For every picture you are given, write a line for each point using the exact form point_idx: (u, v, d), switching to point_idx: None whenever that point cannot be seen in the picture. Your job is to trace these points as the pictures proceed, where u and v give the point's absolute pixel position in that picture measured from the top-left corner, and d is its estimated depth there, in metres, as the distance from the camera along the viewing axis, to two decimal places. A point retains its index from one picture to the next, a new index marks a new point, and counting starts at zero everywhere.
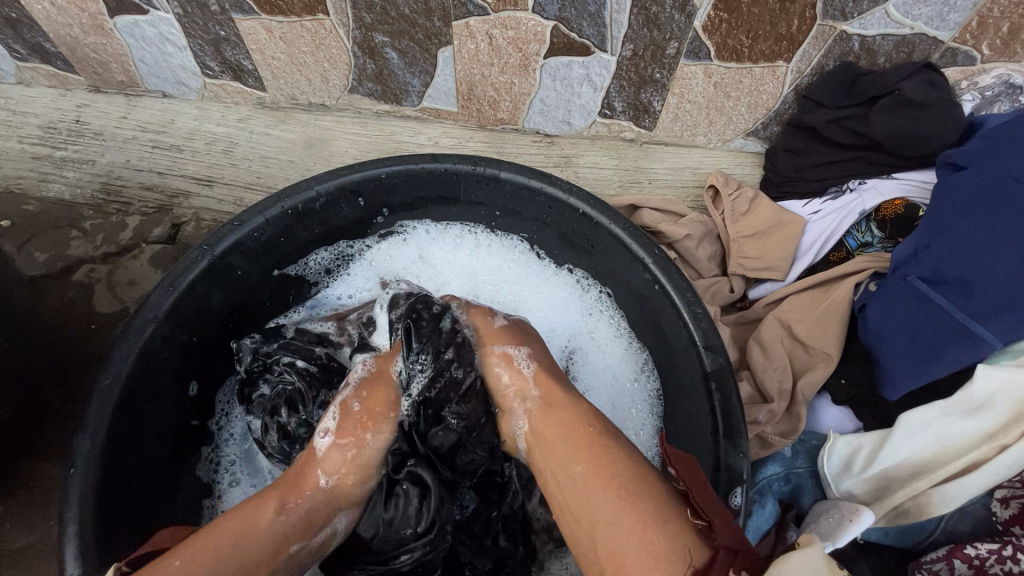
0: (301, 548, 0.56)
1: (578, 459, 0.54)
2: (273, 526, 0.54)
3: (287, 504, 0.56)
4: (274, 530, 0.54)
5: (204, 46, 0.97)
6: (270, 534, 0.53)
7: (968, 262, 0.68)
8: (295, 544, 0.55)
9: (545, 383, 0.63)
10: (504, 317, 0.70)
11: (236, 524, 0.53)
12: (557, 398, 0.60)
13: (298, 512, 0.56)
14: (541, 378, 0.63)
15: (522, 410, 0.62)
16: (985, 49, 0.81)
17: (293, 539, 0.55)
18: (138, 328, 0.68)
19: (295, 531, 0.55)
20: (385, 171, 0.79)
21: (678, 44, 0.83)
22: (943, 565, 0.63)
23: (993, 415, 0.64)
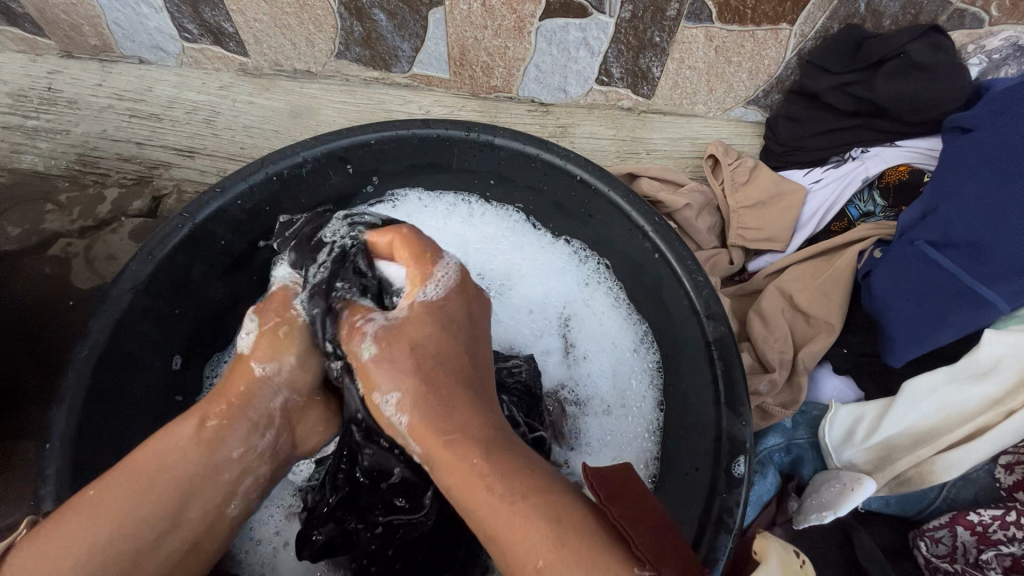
0: (244, 454, 0.49)
1: (492, 510, 0.39)
2: (197, 439, 0.47)
3: (213, 411, 0.48)
4: (202, 444, 0.47)
5: (182, 7, 0.92)
6: (196, 449, 0.47)
7: (978, 225, 0.66)
8: (234, 451, 0.48)
9: (432, 409, 0.46)
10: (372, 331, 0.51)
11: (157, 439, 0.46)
12: (446, 451, 0.43)
13: (229, 414, 0.49)
14: (420, 432, 0.45)
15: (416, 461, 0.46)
16: (994, 10, 0.79)
17: (230, 447, 0.48)
18: (114, 299, 0.65)
19: (233, 433, 0.48)
20: (375, 137, 0.75)
21: (679, 5, 0.80)
22: (947, 533, 0.62)
23: (1000, 380, 0.63)
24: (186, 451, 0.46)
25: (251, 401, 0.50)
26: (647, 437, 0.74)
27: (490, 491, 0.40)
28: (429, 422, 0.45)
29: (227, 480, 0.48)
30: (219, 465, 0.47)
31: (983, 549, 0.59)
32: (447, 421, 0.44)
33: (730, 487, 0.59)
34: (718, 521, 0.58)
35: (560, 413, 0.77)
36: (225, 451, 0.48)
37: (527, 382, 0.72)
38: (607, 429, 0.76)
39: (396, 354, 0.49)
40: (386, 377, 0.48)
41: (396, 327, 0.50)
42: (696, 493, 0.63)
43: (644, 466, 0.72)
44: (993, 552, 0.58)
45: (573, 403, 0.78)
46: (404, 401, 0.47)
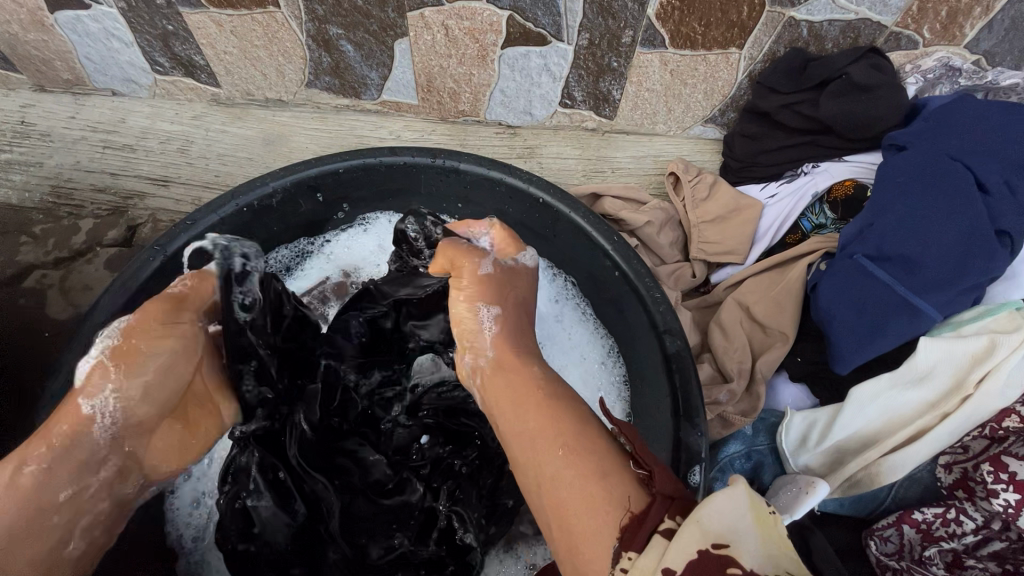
0: (76, 493, 0.50)
1: (541, 415, 0.51)
2: (12, 485, 0.47)
3: (33, 454, 0.48)
4: (25, 487, 0.47)
5: (153, 42, 0.94)
6: (18, 492, 0.47)
7: (911, 240, 0.70)
8: (64, 492, 0.49)
9: (518, 341, 0.61)
10: (489, 264, 0.65)
11: None
12: (521, 363, 0.58)
13: (54, 456, 0.49)
14: (500, 342, 0.60)
15: (487, 362, 0.60)
16: (927, 33, 0.84)
17: (59, 487, 0.49)
18: (86, 332, 0.66)
19: (60, 478, 0.49)
20: (342, 166, 0.78)
21: (633, 33, 0.84)
22: (894, 531, 0.65)
23: (934, 386, 0.68)
24: (14, 499, 0.47)
25: (82, 450, 0.50)
26: None
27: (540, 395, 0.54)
28: (507, 349, 0.60)
29: (61, 521, 0.49)
30: (48, 509, 0.48)
31: (927, 546, 0.64)
32: (513, 347, 0.60)
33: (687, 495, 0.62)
34: None
35: None
36: (52, 494, 0.49)
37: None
38: None
39: (501, 288, 0.64)
40: (492, 297, 0.63)
41: (512, 274, 0.66)
42: None
43: None
44: (935, 548, 0.63)
45: None
46: (490, 296, 0.63)
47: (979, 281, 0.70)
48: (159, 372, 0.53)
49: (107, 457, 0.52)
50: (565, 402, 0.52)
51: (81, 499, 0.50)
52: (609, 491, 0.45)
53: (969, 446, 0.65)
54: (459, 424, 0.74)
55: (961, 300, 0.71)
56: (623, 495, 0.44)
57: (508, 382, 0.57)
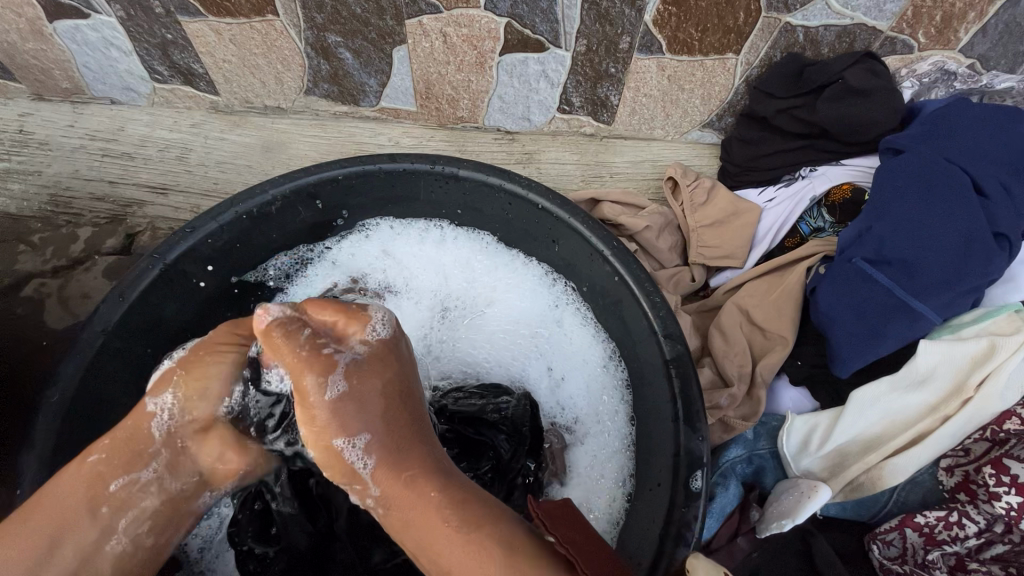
0: (126, 486, 0.54)
1: (453, 552, 0.50)
2: (79, 473, 0.53)
3: (97, 446, 0.55)
4: (82, 477, 0.53)
5: (152, 51, 0.95)
6: (82, 477, 0.53)
7: (910, 243, 0.71)
8: (114, 483, 0.54)
9: (399, 457, 0.56)
10: (337, 379, 0.55)
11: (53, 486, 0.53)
12: (410, 493, 0.54)
13: (113, 448, 0.55)
14: (383, 476, 0.55)
15: (375, 499, 0.56)
16: (922, 37, 0.84)
17: (110, 479, 0.54)
18: (85, 342, 0.66)
19: (113, 470, 0.54)
20: (341, 173, 0.78)
21: (630, 39, 0.84)
22: (897, 535, 0.65)
23: (935, 388, 0.68)
24: (79, 483, 0.53)
25: (134, 442, 0.55)
26: (624, 453, 0.75)
27: (444, 526, 0.52)
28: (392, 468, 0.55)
29: (108, 513, 0.54)
30: (100, 498, 0.53)
31: (930, 549, 0.63)
32: (400, 466, 0.55)
33: (689, 501, 0.62)
34: (679, 536, 0.61)
35: (559, 449, 0.78)
36: (106, 484, 0.54)
37: (514, 419, 0.77)
38: (589, 457, 0.77)
39: (362, 392, 0.56)
40: (352, 421, 0.55)
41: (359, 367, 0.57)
42: (659, 507, 0.65)
43: (621, 484, 0.74)
44: (938, 552, 0.63)
45: (565, 432, 0.80)
46: (351, 409, 0.55)
47: (977, 283, 0.70)
48: (220, 381, 0.58)
49: (156, 454, 0.56)
50: (478, 525, 0.51)
51: (126, 494, 0.54)
52: None
53: (970, 449, 0.65)
54: (477, 434, 0.77)
55: (959, 303, 0.71)
56: None
57: (408, 509, 0.54)
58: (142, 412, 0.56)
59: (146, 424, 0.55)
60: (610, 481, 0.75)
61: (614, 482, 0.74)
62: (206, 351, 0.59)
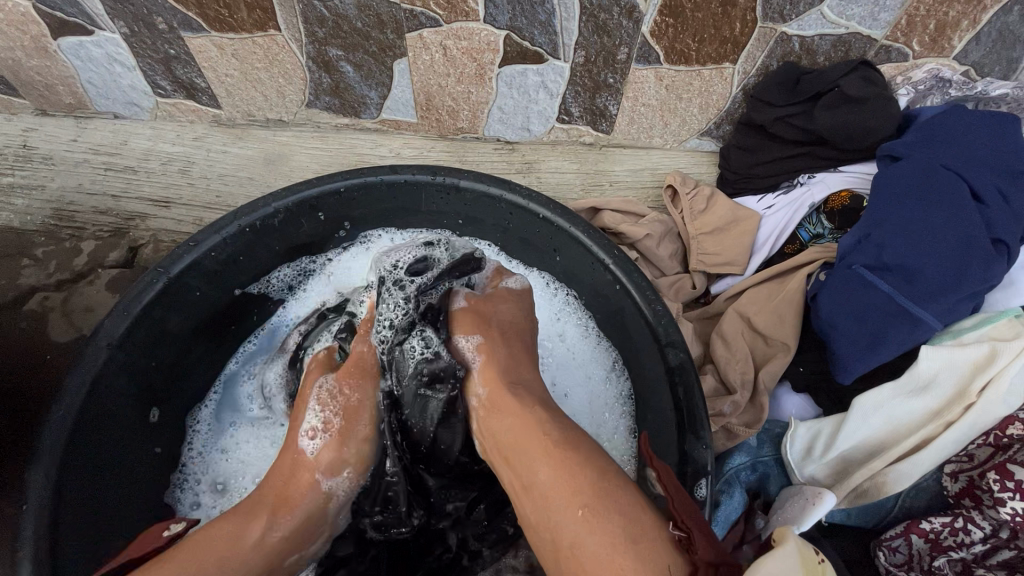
0: (296, 557, 0.59)
1: (544, 462, 0.52)
2: (262, 537, 0.55)
3: (279, 510, 0.57)
4: (266, 544, 0.55)
5: (155, 66, 0.96)
6: (261, 549, 0.54)
7: (909, 250, 0.71)
8: (291, 553, 0.58)
9: (511, 371, 0.62)
10: (463, 298, 0.72)
11: (222, 537, 0.53)
12: (509, 399, 0.59)
13: (293, 523, 0.57)
14: (487, 376, 0.62)
15: (480, 400, 0.62)
16: (916, 46, 0.86)
17: (291, 549, 0.57)
18: (91, 356, 0.66)
19: (297, 540, 0.58)
20: (343, 185, 0.79)
21: (628, 50, 0.85)
22: (902, 541, 0.66)
23: (937, 394, 0.68)
24: (252, 547, 0.54)
25: (310, 510, 0.59)
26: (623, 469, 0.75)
27: (546, 447, 0.52)
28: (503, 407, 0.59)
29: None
30: (277, 567, 0.57)
31: (936, 556, 0.63)
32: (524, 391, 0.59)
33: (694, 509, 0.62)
34: None
35: None
36: (283, 559, 0.57)
37: None
38: None
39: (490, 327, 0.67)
40: (490, 347, 0.65)
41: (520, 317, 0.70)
42: None
43: None
44: (944, 558, 0.63)
45: None
46: (482, 362, 0.64)
47: (978, 288, 0.70)
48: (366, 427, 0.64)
49: (323, 524, 0.61)
50: (575, 446, 0.52)
51: (294, 564, 0.59)
52: (636, 565, 0.44)
53: (974, 455, 0.65)
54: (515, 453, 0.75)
55: (960, 309, 0.72)
56: (661, 564, 0.44)
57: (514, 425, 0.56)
58: (317, 491, 0.60)
59: (325, 501, 0.60)
60: None
61: None
62: (349, 411, 0.64)
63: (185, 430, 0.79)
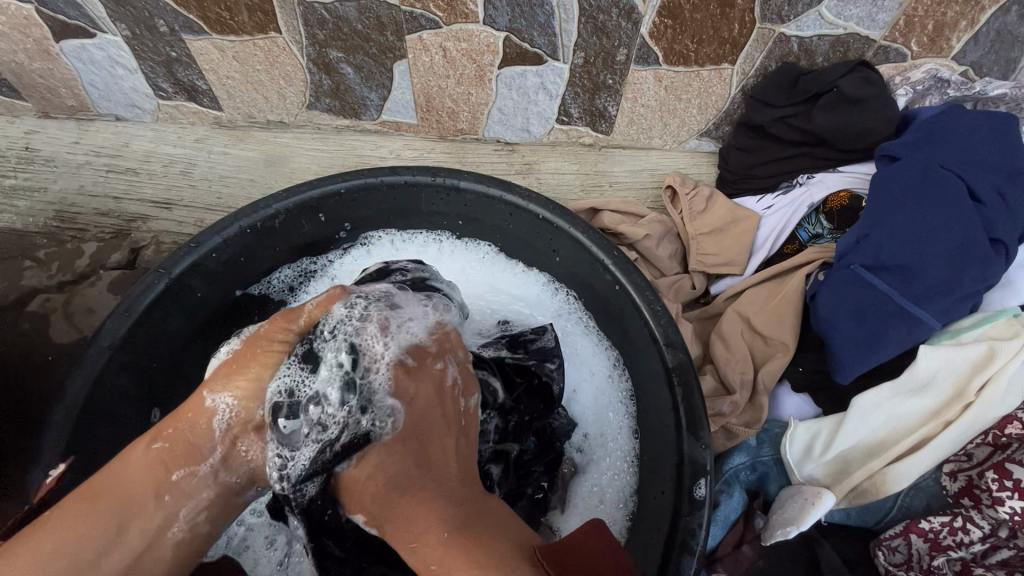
0: (186, 477, 0.53)
1: None
2: (142, 458, 0.52)
3: (161, 434, 0.54)
4: (145, 465, 0.52)
5: (156, 68, 0.96)
6: (139, 467, 0.52)
7: (907, 250, 0.71)
8: (175, 474, 0.52)
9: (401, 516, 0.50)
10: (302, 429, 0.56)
11: (107, 471, 0.52)
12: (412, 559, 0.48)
13: (174, 441, 0.53)
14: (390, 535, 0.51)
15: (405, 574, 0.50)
16: (915, 46, 0.86)
17: (171, 469, 0.52)
18: (91, 357, 0.67)
19: (174, 459, 0.53)
20: (344, 186, 0.79)
21: (627, 51, 0.86)
22: (902, 541, 0.66)
23: (936, 394, 0.68)
24: (134, 474, 0.51)
25: (190, 438, 0.53)
26: (625, 471, 0.75)
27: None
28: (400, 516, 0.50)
29: (172, 501, 0.52)
30: (163, 488, 0.52)
31: (935, 555, 0.63)
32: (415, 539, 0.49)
33: (693, 509, 0.62)
34: (683, 544, 0.61)
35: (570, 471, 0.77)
36: (169, 473, 0.52)
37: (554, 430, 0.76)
38: (593, 482, 0.76)
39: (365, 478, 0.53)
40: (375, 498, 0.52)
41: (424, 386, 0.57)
42: (664, 518, 0.66)
43: (622, 504, 0.73)
44: (944, 557, 0.63)
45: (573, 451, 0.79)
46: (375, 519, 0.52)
47: (976, 288, 0.71)
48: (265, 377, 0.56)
49: (205, 450, 0.54)
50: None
51: (184, 486, 0.53)
52: None
53: (972, 454, 0.65)
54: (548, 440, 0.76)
55: (958, 308, 0.72)
56: None
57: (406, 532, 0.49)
58: (200, 406, 0.54)
59: (209, 420, 0.54)
60: (612, 499, 0.74)
61: (616, 504, 0.73)
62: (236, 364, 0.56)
63: None
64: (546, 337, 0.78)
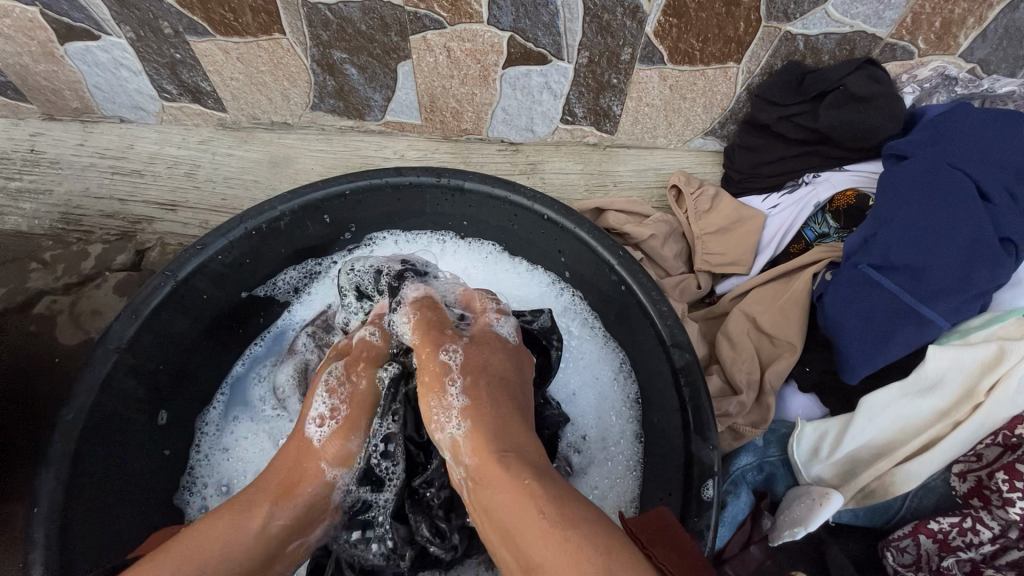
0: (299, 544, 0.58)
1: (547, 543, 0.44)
2: (257, 533, 0.53)
3: (280, 503, 0.55)
4: (264, 535, 0.53)
5: (160, 70, 0.96)
6: (259, 540, 0.53)
7: (915, 249, 0.71)
8: (293, 542, 0.57)
9: (496, 433, 0.53)
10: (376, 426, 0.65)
11: (222, 526, 0.52)
12: (498, 469, 0.50)
13: (291, 512, 0.56)
14: (473, 443, 0.53)
15: (466, 470, 0.54)
16: (921, 43, 0.85)
17: (291, 539, 0.56)
18: (99, 360, 0.67)
19: (294, 530, 0.56)
20: (349, 188, 0.79)
21: (632, 50, 0.85)
22: (910, 541, 0.66)
23: (945, 394, 0.68)
24: (250, 542, 0.52)
25: (311, 502, 0.58)
26: (629, 475, 0.75)
27: (541, 512, 0.46)
28: (491, 437, 0.53)
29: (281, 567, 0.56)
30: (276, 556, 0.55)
31: (944, 556, 0.63)
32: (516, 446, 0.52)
33: (701, 511, 0.62)
34: None
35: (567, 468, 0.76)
36: (285, 544, 0.56)
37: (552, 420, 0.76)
38: (594, 484, 0.76)
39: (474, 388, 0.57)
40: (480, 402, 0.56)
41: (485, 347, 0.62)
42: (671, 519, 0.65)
43: (624, 509, 0.73)
44: (953, 558, 0.63)
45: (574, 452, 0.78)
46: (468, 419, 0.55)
47: (985, 288, 0.70)
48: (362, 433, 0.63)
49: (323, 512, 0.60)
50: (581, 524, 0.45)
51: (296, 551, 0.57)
52: None
53: (982, 454, 0.65)
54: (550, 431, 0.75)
55: (967, 309, 0.71)
56: None
57: (503, 440, 0.53)
58: (322, 476, 0.59)
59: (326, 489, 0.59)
60: (614, 504, 0.74)
61: (618, 508, 0.73)
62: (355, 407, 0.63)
63: (194, 433, 0.80)
64: (544, 319, 0.75)
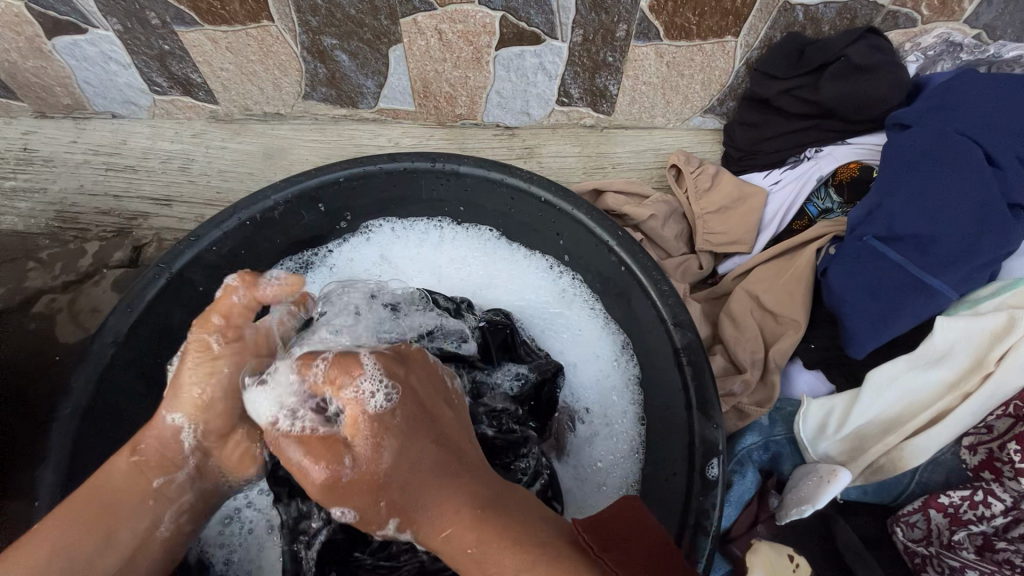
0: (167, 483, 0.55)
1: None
2: (126, 472, 0.54)
3: (138, 446, 0.55)
4: (127, 474, 0.54)
5: (150, 62, 0.95)
6: (121, 479, 0.54)
7: (921, 219, 0.70)
8: (156, 479, 0.55)
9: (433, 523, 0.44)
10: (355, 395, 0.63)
11: (93, 480, 0.53)
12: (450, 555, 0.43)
13: (149, 452, 0.55)
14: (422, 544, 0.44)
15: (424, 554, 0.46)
16: (924, 10, 0.83)
17: (151, 476, 0.54)
18: (96, 354, 0.66)
19: (150, 470, 0.55)
20: (342, 175, 0.77)
21: (627, 26, 0.84)
22: (921, 516, 0.65)
23: (954, 365, 0.67)
24: (122, 485, 0.53)
25: (159, 446, 0.55)
26: (632, 458, 0.74)
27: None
28: (430, 526, 0.44)
29: (154, 506, 0.54)
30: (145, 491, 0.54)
31: (955, 530, 0.63)
32: (438, 523, 0.43)
33: (706, 489, 0.61)
34: (698, 524, 0.60)
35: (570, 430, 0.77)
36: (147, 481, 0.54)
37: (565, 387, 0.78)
38: (600, 455, 0.75)
39: (399, 504, 0.44)
40: (409, 512, 0.44)
41: (343, 458, 0.44)
42: (676, 498, 0.64)
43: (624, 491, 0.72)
44: (964, 532, 0.63)
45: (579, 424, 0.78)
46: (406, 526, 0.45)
47: (993, 257, 0.69)
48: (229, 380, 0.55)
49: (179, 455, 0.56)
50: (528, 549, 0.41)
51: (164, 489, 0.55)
52: None
53: (993, 426, 0.64)
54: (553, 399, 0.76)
55: (975, 278, 0.70)
56: None
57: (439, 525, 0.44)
58: (162, 424, 0.55)
59: (172, 433, 0.56)
60: (613, 485, 0.73)
61: (617, 490, 0.73)
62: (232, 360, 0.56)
63: None
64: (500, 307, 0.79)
